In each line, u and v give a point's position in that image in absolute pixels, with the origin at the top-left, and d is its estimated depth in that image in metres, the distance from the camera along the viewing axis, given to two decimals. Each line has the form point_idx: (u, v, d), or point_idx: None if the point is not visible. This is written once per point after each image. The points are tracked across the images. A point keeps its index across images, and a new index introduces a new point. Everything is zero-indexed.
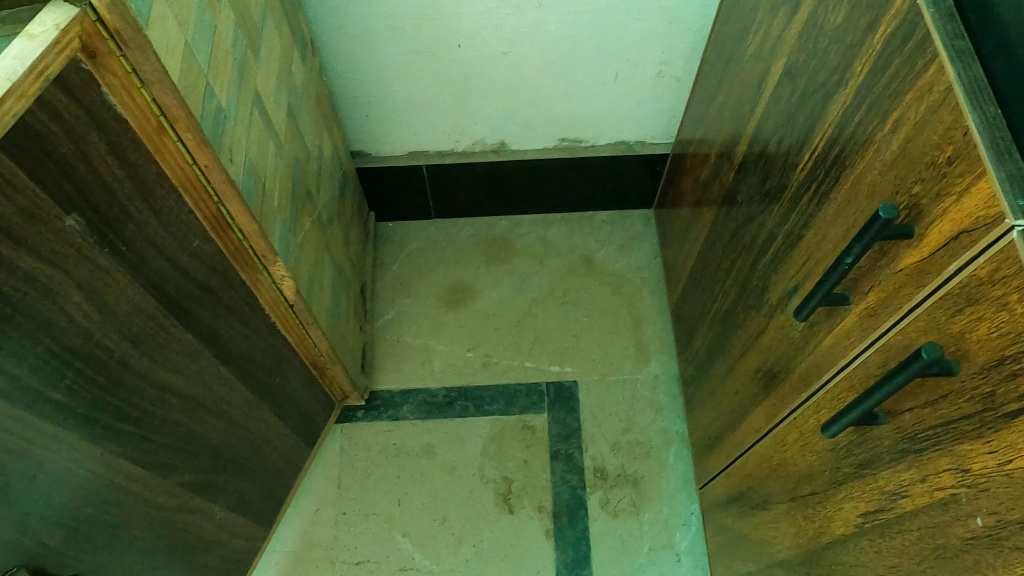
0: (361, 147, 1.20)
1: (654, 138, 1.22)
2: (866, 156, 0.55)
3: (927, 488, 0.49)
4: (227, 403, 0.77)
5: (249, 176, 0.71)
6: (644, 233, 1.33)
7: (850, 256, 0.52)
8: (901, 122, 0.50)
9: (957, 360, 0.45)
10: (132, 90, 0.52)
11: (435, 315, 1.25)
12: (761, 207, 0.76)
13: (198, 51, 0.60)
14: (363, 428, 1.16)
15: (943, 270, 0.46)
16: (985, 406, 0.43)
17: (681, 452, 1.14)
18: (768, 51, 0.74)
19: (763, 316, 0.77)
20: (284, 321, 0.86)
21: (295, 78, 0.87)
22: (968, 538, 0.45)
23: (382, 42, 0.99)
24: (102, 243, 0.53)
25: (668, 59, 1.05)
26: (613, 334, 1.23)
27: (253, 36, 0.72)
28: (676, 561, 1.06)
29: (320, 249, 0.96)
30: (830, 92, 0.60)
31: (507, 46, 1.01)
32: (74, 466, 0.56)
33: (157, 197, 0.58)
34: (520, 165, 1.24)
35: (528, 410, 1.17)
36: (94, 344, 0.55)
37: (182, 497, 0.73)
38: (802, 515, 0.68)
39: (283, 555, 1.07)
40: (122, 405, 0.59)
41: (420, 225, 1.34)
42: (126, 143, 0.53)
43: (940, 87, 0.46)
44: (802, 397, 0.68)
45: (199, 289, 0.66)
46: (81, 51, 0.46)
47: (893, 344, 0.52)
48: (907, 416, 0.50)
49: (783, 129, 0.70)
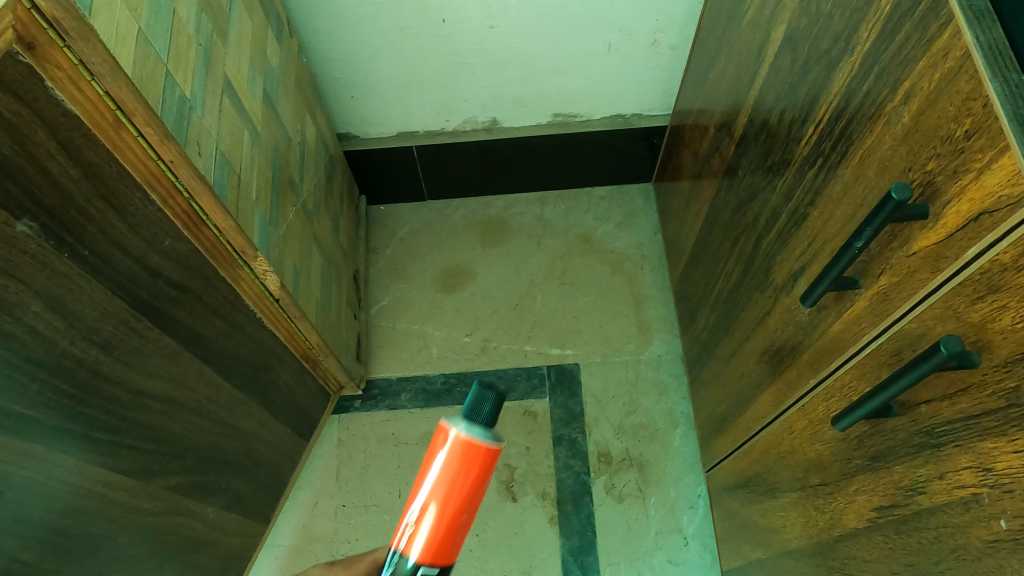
0: (346, 130, 1.16)
1: (652, 110, 1.18)
2: (875, 130, 0.51)
3: (946, 486, 0.46)
4: (213, 403, 0.74)
5: (221, 168, 0.67)
6: (644, 208, 1.29)
7: (860, 240, 0.49)
8: (912, 93, 0.46)
9: (978, 352, 0.41)
10: (81, 83, 0.48)
11: (432, 300, 1.22)
12: (763, 181, 0.73)
13: (155, 39, 0.56)
14: (361, 418, 1.14)
15: (962, 254, 0.43)
16: (1009, 402, 0.39)
17: (687, 434, 1.11)
18: (767, 18, 0.69)
19: (767, 297, 0.73)
20: (270, 317, 0.83)
21: (271, 61, 0.83)
22: (990, 541, 0.42)
23: (362, 21, 0.95)
24: (61, 247, 0.49)
25: (663, 27, 1.00)
26: (614, 313, 1.20)
27: (219, 21, 0.68)
28: (683, 545, 1.04)
29: (305, 239, 0.93)
30: (835, 60, 0.56)
31: (493, 19, 0.96)
32: (47, 478, 0.53)
33: (120, 196, 0.54)
34: (513, 143, 1.20)
35: (529, 395, 1.14)
36: (60, 353, 0.52)
37: (171, 500, 0.71)
38: (812, 506, 0.66)
39: (282, 549, 1.06)
40: (97, 413, 0.57)
41: (413, 207, 1.30)
42: (79, 140, 0.49)
43: (955, 52, 0.42)
44: (812, 383, 0.64)
45: (173, 289, 0.63)
46: (17, 43, 0.42)
47: (907, 333, 0.49)
48: (924, 408, 0.47)
49: (785, 101, 0.66)
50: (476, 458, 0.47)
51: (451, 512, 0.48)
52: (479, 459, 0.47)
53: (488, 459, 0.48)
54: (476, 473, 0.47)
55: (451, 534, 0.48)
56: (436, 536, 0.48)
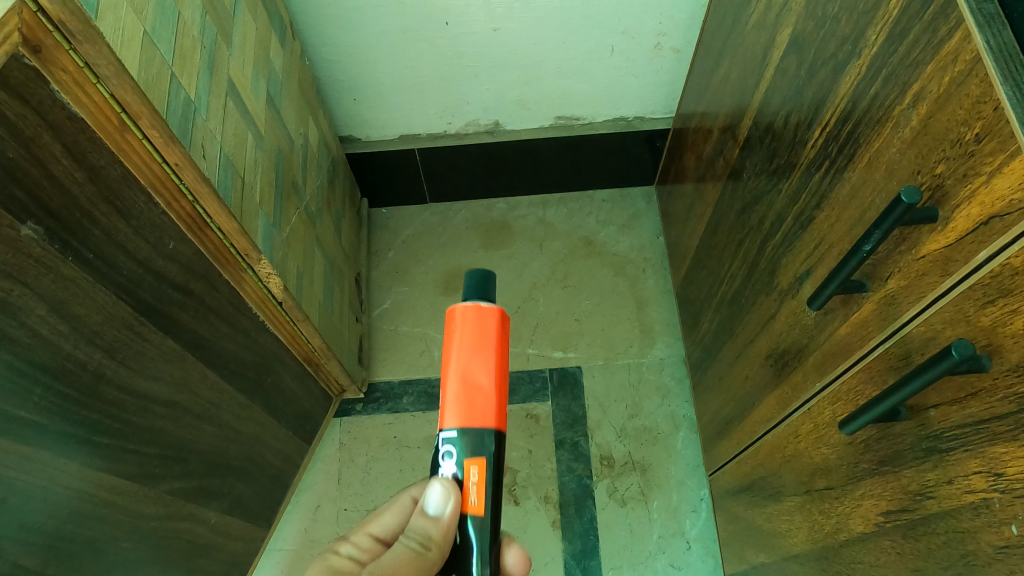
0: (349, 132, 1.16)
1: (654, 113, 1.18)
2: (883, 133, 0.51)
3: (955, 491, 0.46)
4: (216, 407, 0.74)
5: (225, 170, 0.67)
6: (647, 211, 1.29)
7: (868, 243, 0.48)
8: (921, 96, 0.46)
9: (988, 356, 0.41)
10: (87, 86, 0.48)
11: (434, 303, 1.22)
12: (768, 185, 0.72)
13: (160, 41, 0.56)
14: (362, 421, 1.13)
15: (972, 258, 0.42)
16: (1021, 407, 0.39)
17: (689, 437, 1.11)
18: (772, 21, 0.69)
19: (773, 300, 0.73)
20: (273, 320, 0.83)
21: (274, 64, 0.83)
22: (1001, 546, 0.42)
23: (366, 23, 0.94)
24: (66, 251, 0.49)
25: (667, 30, 1.00)
26: (617, 316, 1.20)
27: (224, 23, 0.68)
28: (686, 549, 1.04)
29: (308, 242, 0.93)
30: (842, 64, 0.56)
31: (497, 22, 0.96)
32: (49, 484, 0.53)
33: (124, 199, 0.54)
34: (515, 145, 1.19)
35: (531, 398, 1.14)
36: (64, 357, 0.52)
37: (173, 505, 0.70)
38: (817, 510, 0.65)
39: (284, 553, 1.05)
40: (101, 417, 0.57)
41: (415, 210, 1.30)
42: (84, 143, 0.49)
43: (966, 56, 0.41)
44: (818, 387, 0.64)
45: (177, 292, 0.63)
46: (23, 46, 0.42)
47: (915, 337, 0.49)
48: (934, 412, 0.47)
49: (791, 104, 0.66)
50: (478, 322, 0.50)
51: (464, 370, 0.50)
52: (483, 321, 0.50)
53: (487, 322, 0.50)
54: (479, 336, 0.50)
55: (477, 408, 0.49)
56: (455, 395, 0.50)
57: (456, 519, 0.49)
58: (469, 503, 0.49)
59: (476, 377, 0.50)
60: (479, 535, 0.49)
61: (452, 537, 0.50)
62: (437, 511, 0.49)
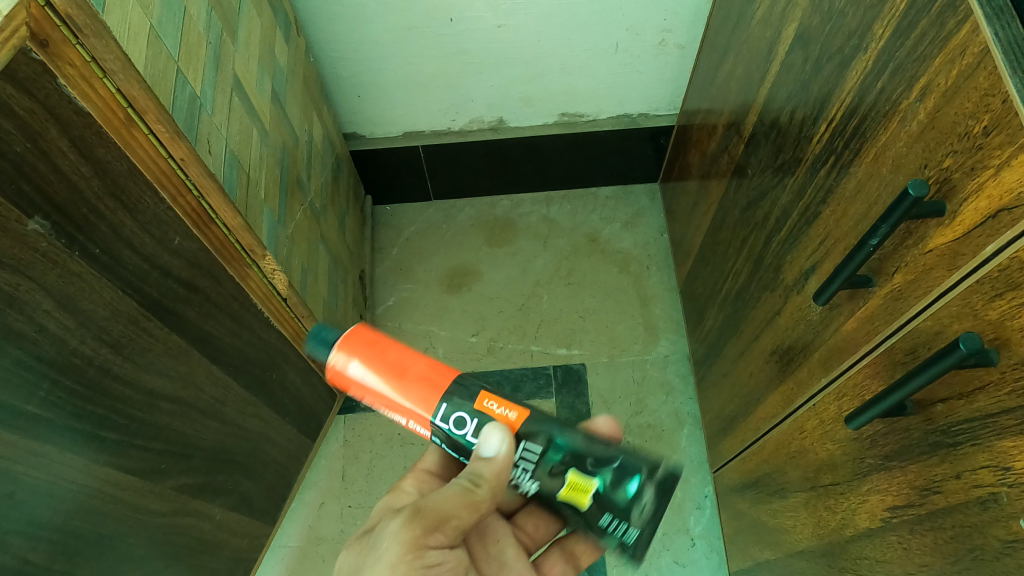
0: (353, 130, 1.16)
1: (658, 110, 1.18)
2: (889, 127, 0.51)
3: (962, 485, 0.45)
4: (221, 403, 0.74)
5: (230, 166, 0.67)
6: (650, 209, 1.29)
7: (875, 238, 0.48)
8: (929, 90, 0.46)
9: (996, 350, 0.41)
10: (94, 80, 0.48)
11: (438, 300, 1.22)
12: (773, 180, 0.72)
13: (166, 36, 0.56)
14: (366, 418, 1.14)
15: (980, 251, 0.42)
16: None
17: (693, 434, 1.11)
18: (778, 16, 0.69)
19: (778, 296, 0.73)
20: (279, 316, 0.83)
21: (279, 60, 0.83)
22: (1009, 541, 0.42)
23: (370, 20, 0.94)
24: (72, 246, 0.49)
25: (671, 27, 1.00)
26: (621, 313, 1.20)
27: (229, 19, 0.68)
28: (690, 546, 1.04)
29: (312, 238, 0.93)
30: (848, 58, 0.56)
31: (501, 18, 0.96)
32: (56, 479, 0.53)
33: (131, 195, 0.54)
34: (519, 142, 1.19)
35: (535, 395, 1.13)
36: (71, 352, 0.52)
37: (178, 500, 0.71)
38: (823, 506, 0.65)
39: (288, 550, 1.06)
40: (107, 413, 0.57)
41: (419, 207, 1.30)
42: (91, 138, 0.49)
43: (974, 48, 0.41)
44: (823, 383, 0.64)
45: (183, 288, 0.63)
46: (30, 40, 0.42)
47: (922, 331, 0.49)
48: (940, 407, 0.46)
49: (797, 99, 0.65)
50: (357, 350, 0.56)
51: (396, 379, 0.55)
52: (361, 341, 0.56)
53: (361, 337, 0.56)
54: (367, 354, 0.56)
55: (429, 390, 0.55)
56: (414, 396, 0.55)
57: (514, 436, 0.54)
58: (513, 419, 0.55)
59: (406, 378, 0.55)
60: (542, 423, 0.55)
61: (498, 480, 0.55)
62: (493, 451, 0.54)
